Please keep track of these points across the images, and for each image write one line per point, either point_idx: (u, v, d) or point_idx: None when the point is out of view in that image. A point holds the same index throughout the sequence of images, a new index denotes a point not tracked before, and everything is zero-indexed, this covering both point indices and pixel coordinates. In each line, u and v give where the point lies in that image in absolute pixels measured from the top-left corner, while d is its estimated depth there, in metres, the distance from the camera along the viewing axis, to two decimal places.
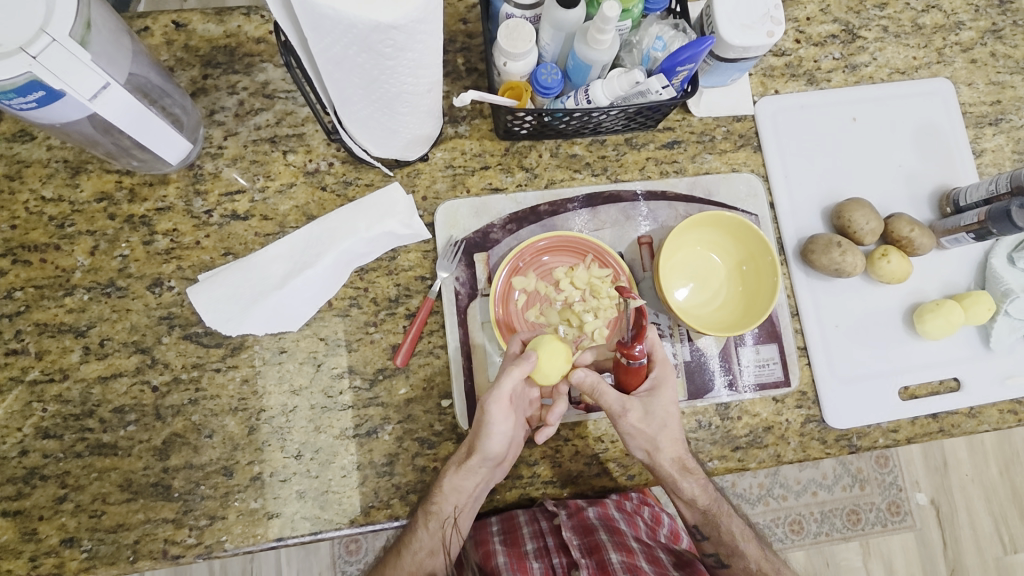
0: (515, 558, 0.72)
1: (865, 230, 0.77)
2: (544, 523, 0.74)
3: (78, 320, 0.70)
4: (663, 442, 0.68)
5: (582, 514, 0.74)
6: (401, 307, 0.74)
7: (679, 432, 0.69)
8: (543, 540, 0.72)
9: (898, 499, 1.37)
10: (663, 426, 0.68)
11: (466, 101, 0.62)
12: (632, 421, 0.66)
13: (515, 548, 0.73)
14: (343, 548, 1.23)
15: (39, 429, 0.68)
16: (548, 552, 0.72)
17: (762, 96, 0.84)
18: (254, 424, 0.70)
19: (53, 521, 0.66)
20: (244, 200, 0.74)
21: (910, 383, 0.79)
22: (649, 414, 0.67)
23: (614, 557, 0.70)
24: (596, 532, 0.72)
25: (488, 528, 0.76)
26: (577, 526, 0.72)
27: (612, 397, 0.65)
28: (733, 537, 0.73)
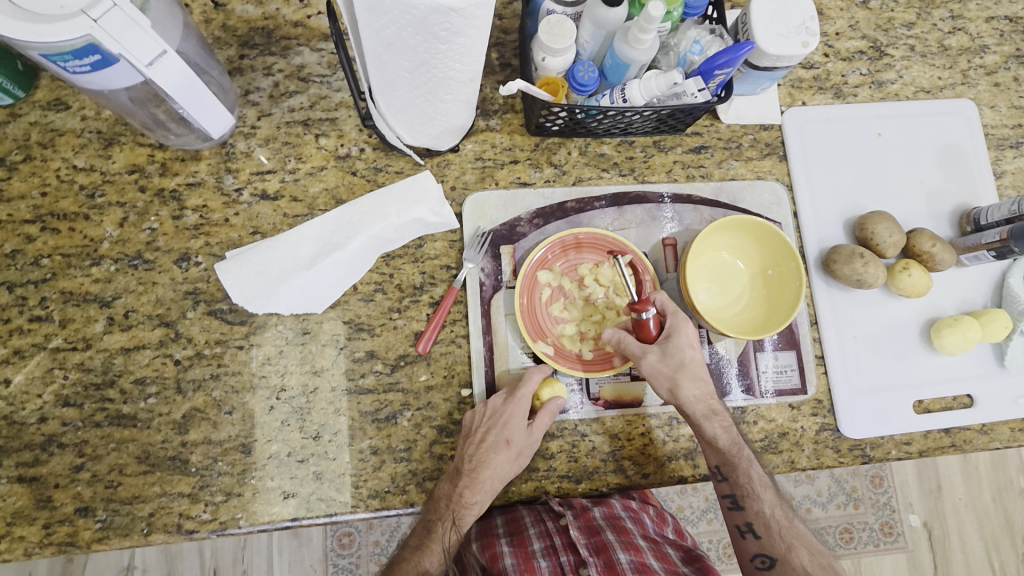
0: (523, 558, 0.70)
1: (888, 243, 0.78)
2: (550, 523, 0.72)
3: (104, 290, 0.70)
4: (685, 381, 0.68)
5: (588, 514, 0.73)
6: (426, 295, 0.75)
7: (703, 372, 0.69)
8: (550, 540, 0.70)
9: (891, 519, 1.37)
10: (684, 364, 0.68)
11: (512, 90, 0.62)
12: (654, 362, 0.68)
13: (522, 549, 0.71)
14: (336, 542, 1.23)
15: (58, 398, 0.68)
16: (556, 550, 0.70)
17: (789, 106, 0.85)
18: (273, 403, 0.70)
19: (68, 489, 0.66)
20: (274, 181, 0.75)
21: (925, 396, 0.80)
22: (670, 355, 0.68)
23: (622, 557, 0.70)
24: (603, 533, 0.71)
25: (495, 529, 0.75)
26: (584, 526, 0.71)
27: (634, 341, 0.68)
28: (750, 480, 0.71)
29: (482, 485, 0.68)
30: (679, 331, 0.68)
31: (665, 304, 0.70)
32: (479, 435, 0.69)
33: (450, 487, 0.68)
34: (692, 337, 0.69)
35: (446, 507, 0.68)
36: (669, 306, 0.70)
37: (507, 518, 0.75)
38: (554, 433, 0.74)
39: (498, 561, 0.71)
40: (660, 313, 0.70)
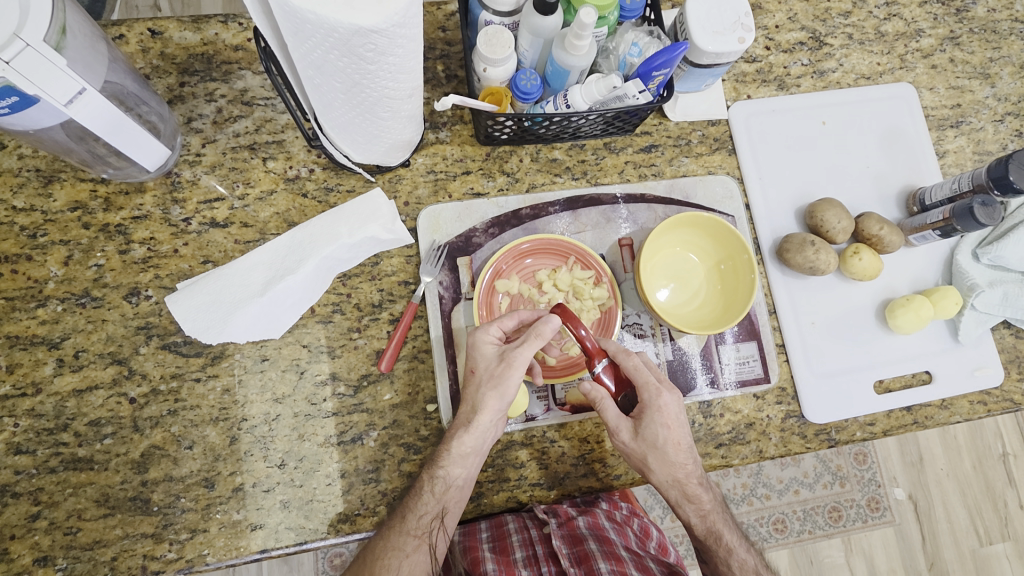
0: (503, 568, 0.67)
1: (837, 229, 0.79)
2: (534, 531, 0.70)
3: (51, 332, 0.68)
4: (658, 464, 0.67)
5: (571, 523, 0.71)
6: (385, 312, 0.74)
7: (682, 454, 0.68)
8: (533, 549, 0.69)
9: (877, 494, 1.39)
10: (657, 446, 0.67)
11: (448, 105, 0.63)
12: (625, 439, 0.67)
13: (503, 556, 0.68)
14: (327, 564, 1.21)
15: (10, 445, 0.66)
16: (538, 560, 0.68)
17: (734, 101, 0.87)
18: (236, 434, 0.69)
19: (26, 539, 0.64)
20: (222, 208, 0.74)
21: (884, 376, 0.81)
22: (642, 436, 0.67)
23: (604, 566, 0.66)
24: (586, 542, 0.68)
25: (478, 534, 0.72)
26: (567, 535, 0.69)
27: (613, 413, 0.66)
28: (729, 570, 0.70)
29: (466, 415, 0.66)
30: (656, 410, 0.66)
31: (636, 376, 0.67)
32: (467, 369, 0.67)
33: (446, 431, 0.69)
34: (669, 416, 0.66)
35: (440, 452, 0.67)
36: (646, 378, 0.67)
37: (491, 524, 0.73)
38: (524, 441, 0.74)
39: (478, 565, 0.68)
40: (637, 386, 0.67)
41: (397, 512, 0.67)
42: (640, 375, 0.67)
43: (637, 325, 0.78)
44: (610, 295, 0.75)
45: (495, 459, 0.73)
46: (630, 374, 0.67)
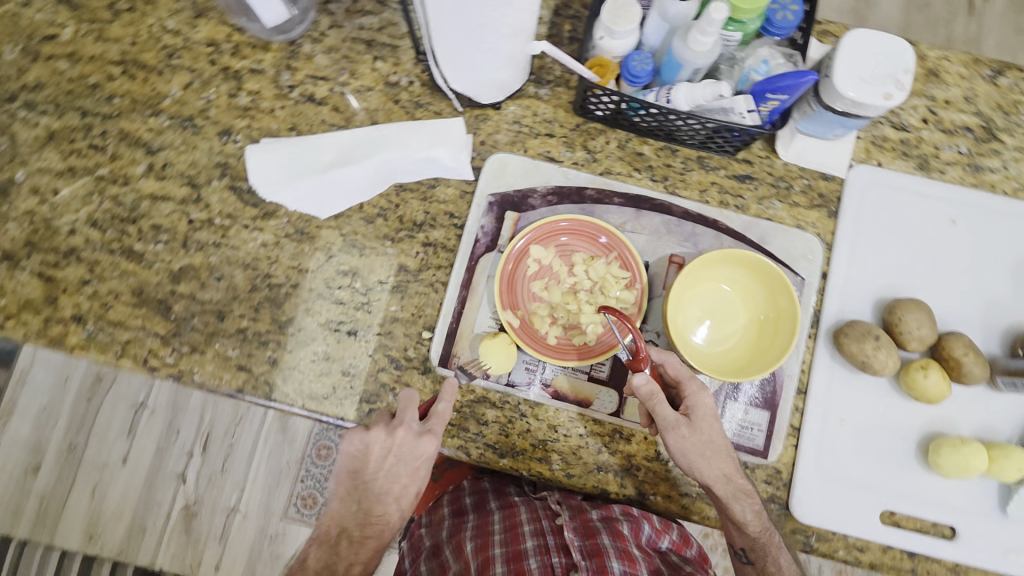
0: (513, 555, 0.78)
1: (914, 334, 0.70)
2: (546, 522, 0.81)
3: (153, 140, 0.78)
4: (710, 461, 0.66)
5: (584, 517, 0.80)
6: (421, 233, 0.77)
7: (727, 447, 0.68)
8: (544, 539, 0.79)
9: None
10: (708, 440, 0.66)
11: (536, 50, 0.66)
12: (683, 437, 0.65)
13: (514, 546, 0.79)
14: (315, 452, 1.34)
15: (90, 218, 0.76)
16: (548, 550, 0.78)
17: (860, 162, 0.78)
18: (256, 285, 0.76)
19: (71, 297, 0.75)
20: (323, 88, 0.79)
21: (899, 510, 0.72)
22: (697, 431, 0.66)
23: (614, 565, 0.74)
24: (597, 536, 0.76)
25: (491, 525, 0.84)
26: (581, 528, 0.78)
27: (668, 409, 0.65)
28: (779, 570, 0.69)
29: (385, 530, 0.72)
30: (703, 404, 0.67)
31: (681, 371, 0.68)
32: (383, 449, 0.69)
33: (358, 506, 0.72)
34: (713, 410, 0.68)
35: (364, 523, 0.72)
36: (689, 374, 0.68)
37: (504, 514, 0.85)
38: (495, 403, 0.74)
39: (486, 550, 0.80)
40: (682, 383, 0.67)
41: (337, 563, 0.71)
42: (685, 371, 0.68)
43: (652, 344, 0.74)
44: (635, 303, 0.73)
45: (463, 407, 0.74)
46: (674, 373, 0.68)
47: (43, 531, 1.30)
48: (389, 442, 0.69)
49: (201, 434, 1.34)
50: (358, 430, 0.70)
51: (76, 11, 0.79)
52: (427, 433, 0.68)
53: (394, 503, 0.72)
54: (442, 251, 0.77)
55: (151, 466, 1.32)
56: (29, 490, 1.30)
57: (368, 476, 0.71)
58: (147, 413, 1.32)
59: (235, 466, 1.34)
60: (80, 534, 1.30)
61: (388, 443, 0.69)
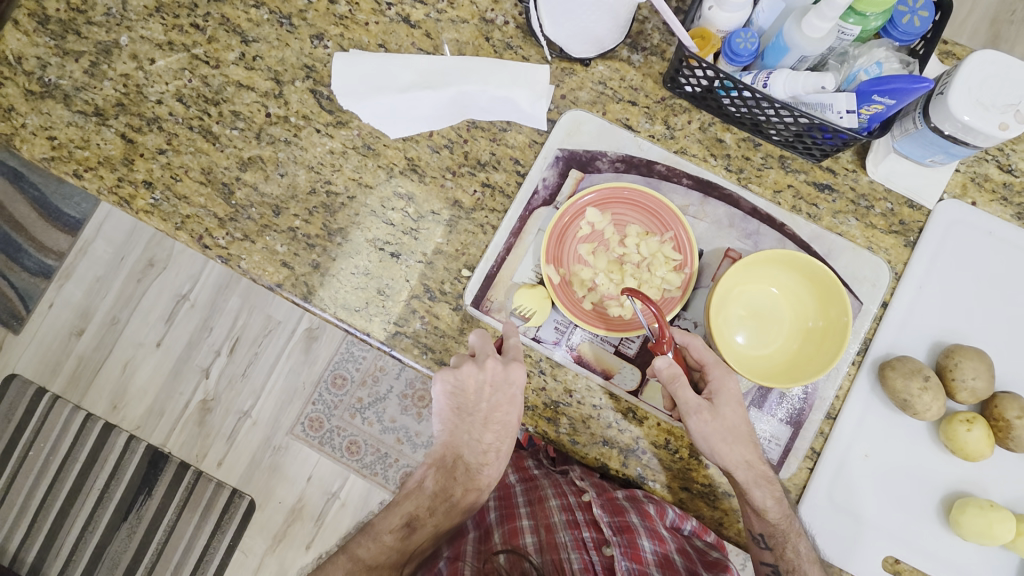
0: (544, 531, 0.74)
1: (966, 384, 0.66)
2: (572, 498, 0.76)
3: (250, 30, 0.80)
4: (729, 446, 0.65)
5: (610, 494, 0.73)
6: (483, 174, 0.77)
7: (748, 432, 0.66)
8: (573, 514, 0.74)
9: None
10: (728, 425, 0.65)
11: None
12: (705, 421, 0.64)
13: (542, 519, 0.76)
14: (331, 380, 1.38)
15: (177, 92, 0.79)
16: (579, 525, 0.73)
17: (953, 197, 0.73)
18: (316, 189, 0.77)
19: (146, 162, 0.78)
20: (420, 11, 0.79)
21: (904, 558, 0.70)
22: (719, 417, 0.65)
23: (645, 543, 0.68)
24: (626, 514, 0.70)
25: (516, 496, 0.82)
26: (607, 504, 0.71)
27: (689, 394, 0.64)
28: (796, 555, 0.67)
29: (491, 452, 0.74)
30: (724, 389, 0.66)
31: (705, 355, 0.66)
32: (481, 384, 0.69)
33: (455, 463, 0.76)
34: (736, 392, 0.66)
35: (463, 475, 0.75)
36: (712, 358, 0.66)
37: (528, 488, 0.82)
38: None
39: (513, 520, 0.78)
40: (705, 366, 0.66)
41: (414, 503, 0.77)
42: (709, 355, 0.66)
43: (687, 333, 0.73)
44: (681, 287, 0.71)
45: None
46: (697, 356, 0.67)
47: (75, 391, 1.39)
48: (482, 375, 0.69)
49: (230, 337, 1.38)
50: (449, 369, 0.70)
51: None
52: (514, 360, 0.69)
53: (504, 433, 0.73)
54: (499, 195, 0.76)
55: (180, 355, 1.37)
56: (70, 350, 1.39)
57: (470, 409, 0.73)
58: (186, 305, 1.36)
59: (255, 374, 1.38)
60: (106, 401, 1.38)
61: (481, 377, 0.69)
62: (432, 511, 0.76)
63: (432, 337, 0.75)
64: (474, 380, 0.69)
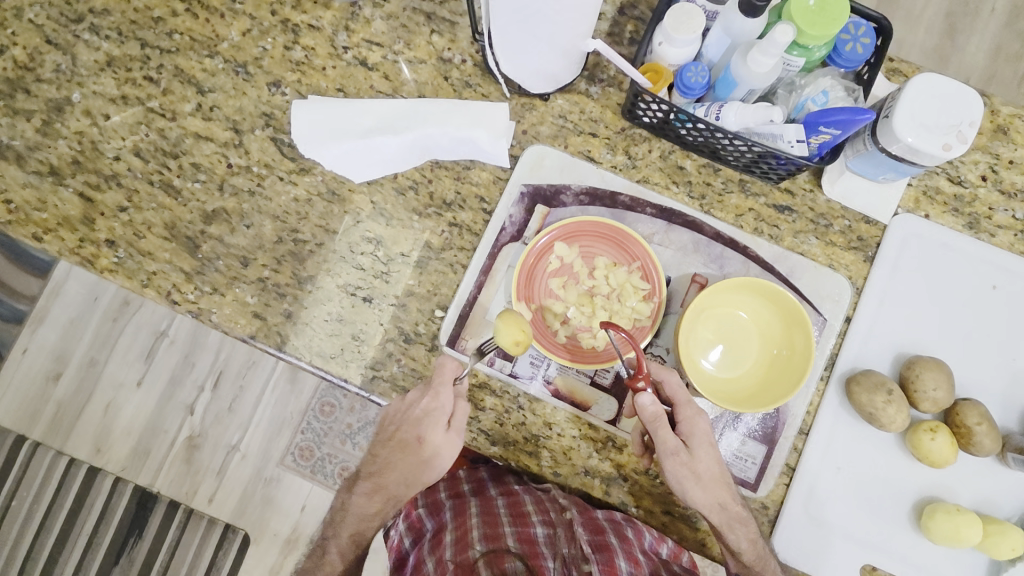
0: (524, 539, 0.73)
1: (928, 395, 0.68)
2: (554, 514, 0.76)
3: (205, 80, 0.79)
4: (708, 489, 0.67)
5: (592, 514, 0.76)
6: (450, 213, 0.77)
7: (724, 472, 0.69)
8: (553, 530, 0.74)
9: None
10: (705, 465, 0.67)
11: (589, 46, 0.66)
12: (682, 462, 0.66)
13: (525, 530, 0.74)
14: (319, 407, 1.36)
15: (135, 147, 0.78)
16: (558, 541, 0.73)
17: (907, 212, 0.76)
18: (283, 237, 0.77)
19: (108, 221, 0.77)
20: (377, 54, 0.79)
21: (879, 565, 0.72)
22: (695, 458, 0.67)
23: (622, 562, 0.70)
24: (606, 533, 0.73)
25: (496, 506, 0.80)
26: (588, 523, 0.74)
27: (668, 434, 0.66)
28: None
29: (427, 416, 0.70)
30: (696, 429, 0.68)
31: (678, 393, 0.68)
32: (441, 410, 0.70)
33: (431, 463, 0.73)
34: (708, 430, 0.68)
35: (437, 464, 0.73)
36: (685, 396, 0.68)
37: (509, 501, 0.80)
38: (494, 391, 0.74)
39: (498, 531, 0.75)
40: (679, 406, 0.68)
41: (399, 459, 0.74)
42: (682, 393, 0.68)
43: (660, 359, 0.74)
44: (650, 316, 0.72)
45: None
46: (671, 393, 0.68)
47: (56, 437, 1.36)
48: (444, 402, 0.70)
49: (213, 371, 1.37)
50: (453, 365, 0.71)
51: None
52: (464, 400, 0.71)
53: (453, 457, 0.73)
54: (466, 233, 0.77)
55: (162, 394, 1.35)
56: (49, 396, 1.35)
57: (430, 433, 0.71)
58: (166, 342, 1.36)
59: (241, 408, 1.37)
60: (89, 445, 1.35)
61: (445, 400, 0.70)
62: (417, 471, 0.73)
63: (409, 379, 0.75)
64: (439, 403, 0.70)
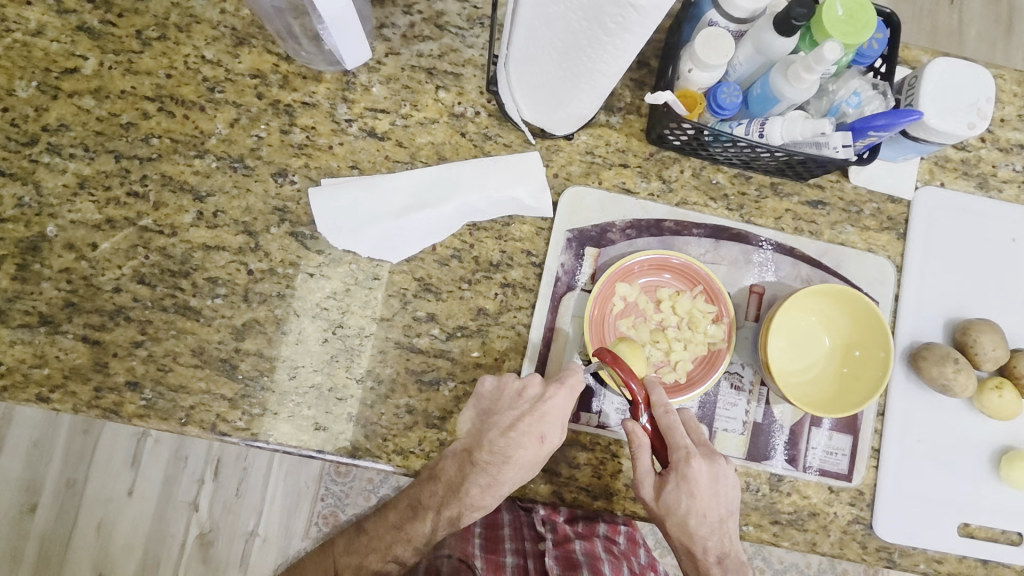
0: (491, 565, 0.75)
1: (988, 355, 0.73)
2: (529, 543, 0.78)
3: (200, 184, 0.71)
4: (674, 528, 0.68)
5: (568, 546, 0.76)
6: (499, 274, 0.74)
7: (711, 521, 0.68)
8: (523, 559, 0.76)
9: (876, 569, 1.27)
10: (679, 512, 0.67)
11: (660, 101, 0.62)
12: (649, 495, 0.68)
13: (494, 557, 0.76)
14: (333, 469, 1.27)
15: (136, 274, 0.70)
16: (525, 570, 0.76)
17: (926, 184, 0.79)
18: (327, 337, 0.71)
19: (125, 361, 0.69)
20: (384, 121, 0.74)
21: (973, 521, 0.76)
22: (670, 502, 0.67)
23: None
24: (579, 569, 0.73)
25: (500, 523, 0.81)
26: (561, 558, 0.74)
27: (642, 466, 0.67)
28: None
29: (546, 412, 0.67)
30: (683, 478, 0.66)
31: (674, 431, 0.66)
32: (558, 401, 0.67)
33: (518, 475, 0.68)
34: (696, 486, 0.66)
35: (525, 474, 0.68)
36: (678, 441, 0.66)
37: (489, 521, 0.82)
38: (586, 445, 0.73)
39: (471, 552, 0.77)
40: (669, 445, 0.66)
41: (482, 468, 0.69)
42: (675, 434, 0.66)
43: (738, 375, 0.74)
44: (725, 337, 0.71)
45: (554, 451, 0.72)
46: (664, 430, 0.66)
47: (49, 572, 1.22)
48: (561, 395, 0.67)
49: (209, 461, 1.26)
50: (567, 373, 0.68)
51: (99, 41, 0.71)
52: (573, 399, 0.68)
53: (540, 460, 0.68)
54: (521, 291, 0.74)
55: (159, 496, 1.24)
56: (27, 532, 1.22)
57: (531, 428, 0.67)
58: (149, 442, 1.24)
59: (249, 491, 1.26)
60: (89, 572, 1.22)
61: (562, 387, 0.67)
62: (489, 478, 0.68)
63: None
64: (558, 398, 0.67)
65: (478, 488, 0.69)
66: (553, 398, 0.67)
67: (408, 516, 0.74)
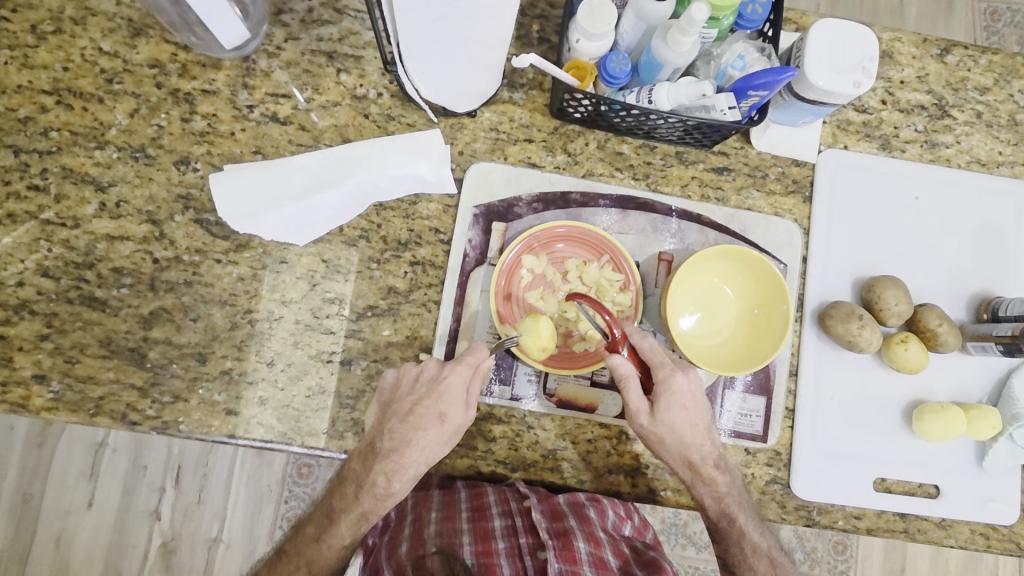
0: (479, 538, 0.67)
1: (893, 311, 0.74)
2: (514, 504, 0.70)
3: (102, 175, 0.71)
4: (674, 449, 0.68)
5: (551, 499, 0.71)
6: (408, 252, 0.74)
7: (705, 432, 0.68)
8: (511, 520, 0.68)
9: (845, 539, 1.29)
10: (676, 429, 0.67)
11: (524, 63, 0.62)
12: (644, 423, 0.67)
13: (481, 524, 0.68)
14: (296, 470, 1.25)
15: (39, 267, 0.69)
16: (515, 532, 0.67)
17: (828, 147, 0.81)
18: (236, 322, 0.71)
19: (30, 354, 0.68)
20: (286, 106, 0.74)
21: (889, 476, 0.77)
22: (668, 422, 0.66)
23: (582, 546, 0.66)
24: (565, 518, 0.68)
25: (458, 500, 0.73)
26: (547, 510, 0.69)
27: (635, 395, 0.66)
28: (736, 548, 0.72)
29: (443, 393, 0.67)
30: (670, 391, 0.66)
31: (652, 353, 0.67)
32: (455, 384, 0.67)
33: (424, 458, 0.67)
34: (685, 396, 0.66)
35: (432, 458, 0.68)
36: (659, 359, 0.67)
37: (471, 493, 0.73)
38: (501, 418, 0.73)
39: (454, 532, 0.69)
40: (652, 366, 0.67)
41: (385, 459, 0.67)
42: (654, 356, 0.67)
43: None
44: (632, 305, 0.72)
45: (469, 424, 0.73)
46: (645, 355, 0.67)
47: None
48: (460, 376, 0.67)
49: (170, 469, 1.24)
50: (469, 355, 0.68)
51: None
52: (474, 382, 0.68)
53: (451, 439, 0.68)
54: (430, 268, 0.74)
55: (120, 506, 1.22)
56: None
57: (431, 412, 0.66)
58: (108, 452, 1.23)
59: (212, 496, 1.24)
60: None
61: (459, 370, 0.67)
62: (394, 469, 0.67)
63: None
64: (456, 378, 0.67)
65: (384, 481, 0.68)
66: (450, 380, 0.67)
67: (325, 525, 0.72)
